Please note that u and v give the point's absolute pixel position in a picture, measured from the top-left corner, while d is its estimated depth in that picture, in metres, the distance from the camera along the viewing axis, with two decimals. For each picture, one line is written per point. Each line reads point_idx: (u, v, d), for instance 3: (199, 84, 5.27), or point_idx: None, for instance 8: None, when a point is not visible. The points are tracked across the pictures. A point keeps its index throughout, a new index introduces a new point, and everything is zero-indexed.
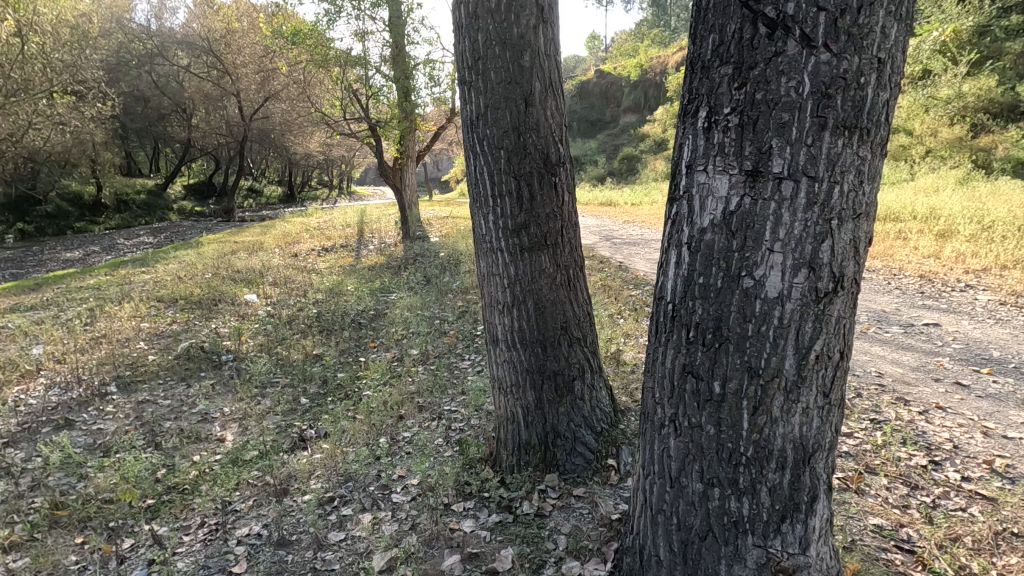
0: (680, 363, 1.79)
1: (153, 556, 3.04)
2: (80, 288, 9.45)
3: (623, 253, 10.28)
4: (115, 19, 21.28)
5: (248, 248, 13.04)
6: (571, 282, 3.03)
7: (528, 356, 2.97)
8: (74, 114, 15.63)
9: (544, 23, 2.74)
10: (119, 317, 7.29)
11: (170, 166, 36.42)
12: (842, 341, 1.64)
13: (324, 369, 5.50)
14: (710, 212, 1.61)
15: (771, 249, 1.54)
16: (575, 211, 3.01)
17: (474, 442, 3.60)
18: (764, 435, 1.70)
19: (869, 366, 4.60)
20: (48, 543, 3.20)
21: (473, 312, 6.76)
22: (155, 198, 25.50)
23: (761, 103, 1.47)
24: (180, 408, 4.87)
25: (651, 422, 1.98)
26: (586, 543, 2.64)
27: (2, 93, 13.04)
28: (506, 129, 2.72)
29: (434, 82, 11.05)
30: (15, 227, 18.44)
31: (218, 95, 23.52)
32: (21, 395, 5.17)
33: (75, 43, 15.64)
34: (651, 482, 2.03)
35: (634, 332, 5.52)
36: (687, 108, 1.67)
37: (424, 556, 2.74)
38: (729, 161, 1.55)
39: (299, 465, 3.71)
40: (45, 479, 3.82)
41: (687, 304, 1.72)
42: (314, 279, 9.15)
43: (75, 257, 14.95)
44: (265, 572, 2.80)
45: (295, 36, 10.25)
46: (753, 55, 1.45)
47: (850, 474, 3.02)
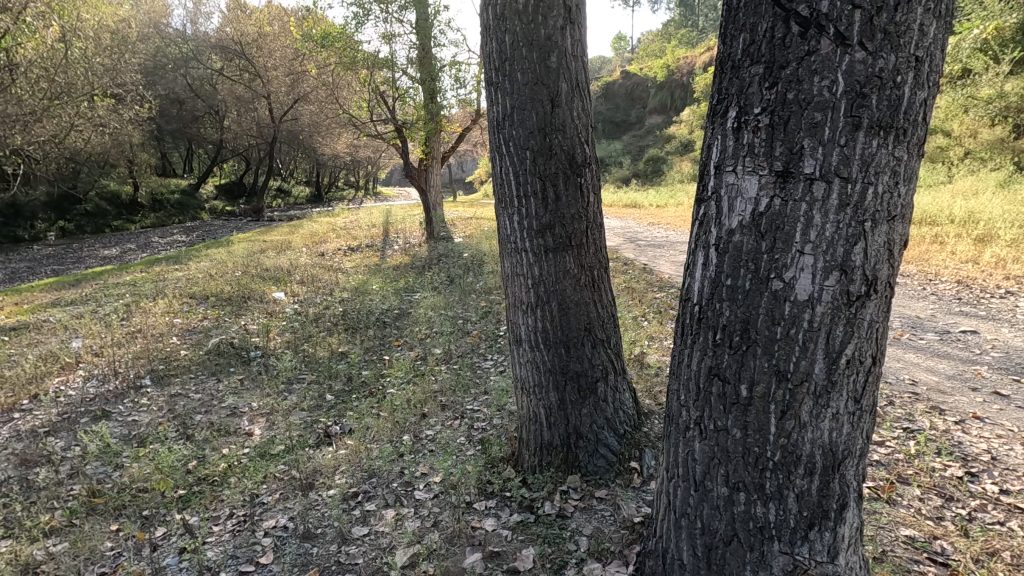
0: (706, 366, 1.77)
1: (184, 544, 3.13)
2: (118, 284, 9.77)
3: (646, 256, 10.20)
4: (152, 24, 22.23)
5: (276, 247, 13.34)
6: (596, 283, 3.02)
7: (551, 356, 2.97)
8: (113, 117, 16.08)
9: (572, 24, 2.74)
10: (154, 313, 7.52)
11: (202, 167, 37.34)
12: (875, 346, 1.61)
13: (349, 366, 5.59)
14: (739, 213, 1.59)
15: (801, 250, 1.51)
16: (600, 211, 3.00)
17: (497, 442, 3.61)
18: (791, 440, 1.67)
19: (902, 374, 4.48)
20: (85, 529, 3.32)
21: (497, 312, 6.79)
22: (188, 198, 26.22)
23: (793, 103, 1.45)
24: (210, 401, 5.00)
25: (676, 425, 1.96)
26: (608, 545, 2.63)
27: (47, 96, 13.54)
28: (532, 130, 2.73)
29: (460, 83, 11.11)
30: (56, 225, 19.14)
31: (249, 97, 24.12)
32: (61, 386, 5.37)
33: (114, 48, 16.33)
34: (674, 485, 2.01)
35: (658, 335, 5.48)
36: (715, 108, 1.66)
37: (446, 553, 2.76)
38: (758, 162, 1.53)
39: (325, 460, 3.79)
40: (83, 468, 3.97)
41: (714, 305, 1.70)
42: (339, 278, 9.29)
43: (112, 254, 15.46)
44: (291, 564, 2.86)
45: (324, 39, 10.43)
46: (785, 54, 1.44)
47: (881, 483, 2.94)
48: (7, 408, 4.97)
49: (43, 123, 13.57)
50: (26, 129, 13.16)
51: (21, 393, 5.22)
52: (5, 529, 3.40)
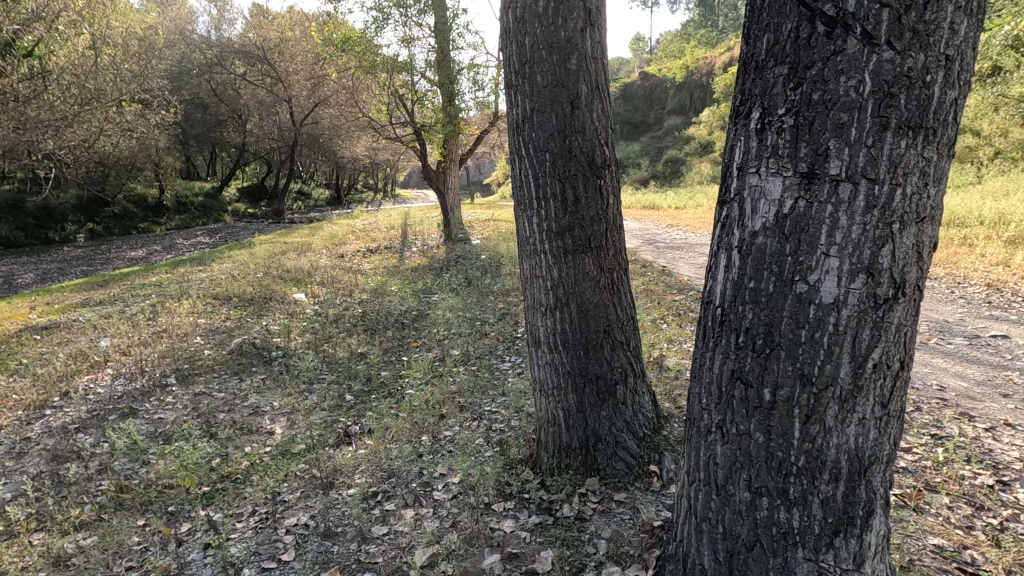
0: (728, 369, 1.76)
1: (208, 540, 3.20)
2: (144, 285, 10.00)
3: (665, 258, 10.12)
4: (178, 30, 23.01)
5: (297, 249, 13.54)
6: (615, 285, 3.01)
7: (570, 358, 2.97)
8: (141, 122, 16.43)
9: (592, 26, 2.74)
10: (178, 313, 7.68)
11: (225, 170, 38.03)
12: (904, 349, 1.57)
13: (369, 367, 5.65)
14: (762, 215, 1.58)
15: (827, 253, 1.49)
16: (620, 213, 2.98)
17: (516, 443, 3.62)
18: (816, 445, 1.65)
19: (930, 379, 4.37)
20: (113, 523, 3.40)
21: (515, 314, 6.80)
22: (212, 201, 26.74)
23: (818, 104, 1.43)
24: (233, 400, 5.09)
25: (697, 428, 1.95)
26: (627, 549, 2.62)
27: (77, 102, 13.81)
28: (551, 132, 2.73)
29: (478, 86, 11.15)
30: (85, 227, 19.64)
31: (271, 102, 24.54)
32: (90, 383, 5.51)
33: (141, 55, 16.72)
34: (696, 489, 2.00)
35: (677, 337, 5.44)
36: (738, 110, 1.65)
37: (464, 554, 2.77)
38: (783, 163, 1.52)
39: (345, 460, 3.83)
40: (111, 464, 4.08)
41: (737, 308, 1.69)
42: (358, 280, 9.40)
43: (138, 256, 15.82)
44: (312, 562, 2.89)
45: (344, 44, 10.56)
46: (810, 54, 1.42)
47: (908, 490, 2.88)
48: (39, 405, 5.12)
49: (74, 128, 13.79)
50: (58, 134, 13.40)
51: (53, 390, 5.37)
52: (37, 522, 3.50)
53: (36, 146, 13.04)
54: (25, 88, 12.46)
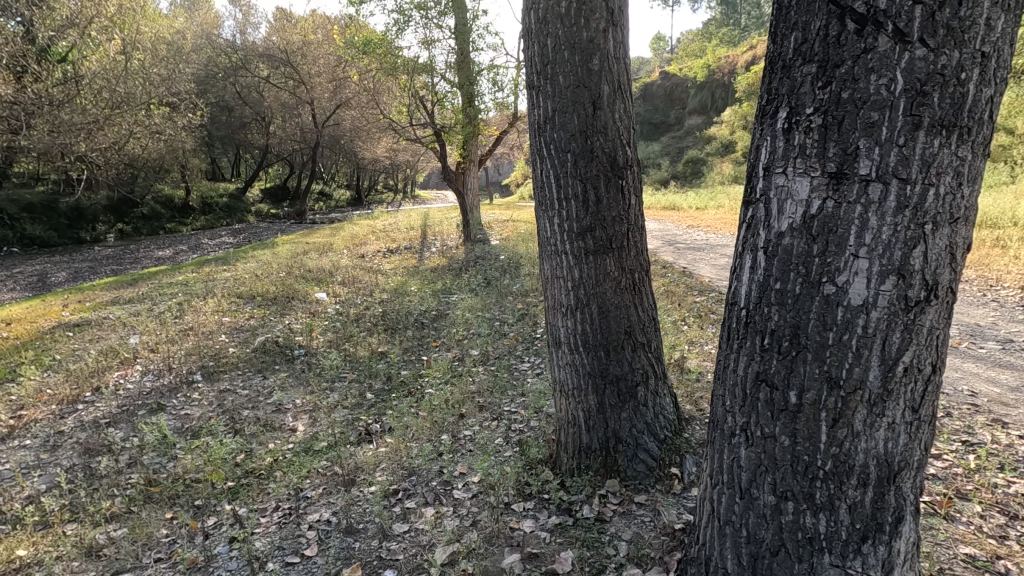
0: (753, 371, 1.74)
1: (234, 534, 3.26)
2: (171, 284, 10.24)
3: (686, 259, 10.02)
4: (205, 35, 23.52)
5: (319, 249, 13.73)
6: (637, 287, 2.99)
7: (590, 359, 2.96)
8: (168, 124, 16.76)
9: (614, 26, 2.73)
10: (204, 311, 7.84)
11: (249, 171, 38.71)
12: (935, 353, 1.54)
13: (389, 366, 5.71)
14: (789, 215, 1.56)
15: (856, 254, 1.47)
16: (642, 213, 2.97)
17: (536, 443, 3.61)
18: (844, 449, 1.62)
19: (961, 385, 4.25)
20: (143, 516, 3.49)
21: (534, 314, 6.81)
22: (236, 201, 27.27)
23: (847, 103, 1.41)
24: (257, 398, 5.19)
25: (720, 431, 1.93)
26: (648, 551, 2.61)
27: (108, 106, 14.16)
28: (573, 132, 2.73)
29: (498, 86, 11.17)
30: (115, 227, 20.13)
31: (293, 104, 24.92)
32: (120, 379, 5.67)
33: (169, 59, 17.06)
34: (719, 492, 1.98)
35: (698, 339, 5.38)
36: (765, 109, 1.63)
37: (484, 553, 2.78)
38: (810, 164, 1.50)
39: (366, 457, 3.87)
40: (141, 458, 4.19)
41: (762, 310, 1.68)
42: (379, 280, 9.49)
43: (165, 255, 16.20)
44: (335, 557, 2.94)
45: (366, 46, 10.67)
46: (840, 52, 1.41)
47: (938, 498, 2.81)
48: (72, 400, 5.28)
49: (105, 131, 14.15)
50: (90, 137, 13.79)
51: (86, 385, 5.53)
52: (70, 512, 3.61)
53: (69, 149, 13.41)
54: (59, 92, 12.92)
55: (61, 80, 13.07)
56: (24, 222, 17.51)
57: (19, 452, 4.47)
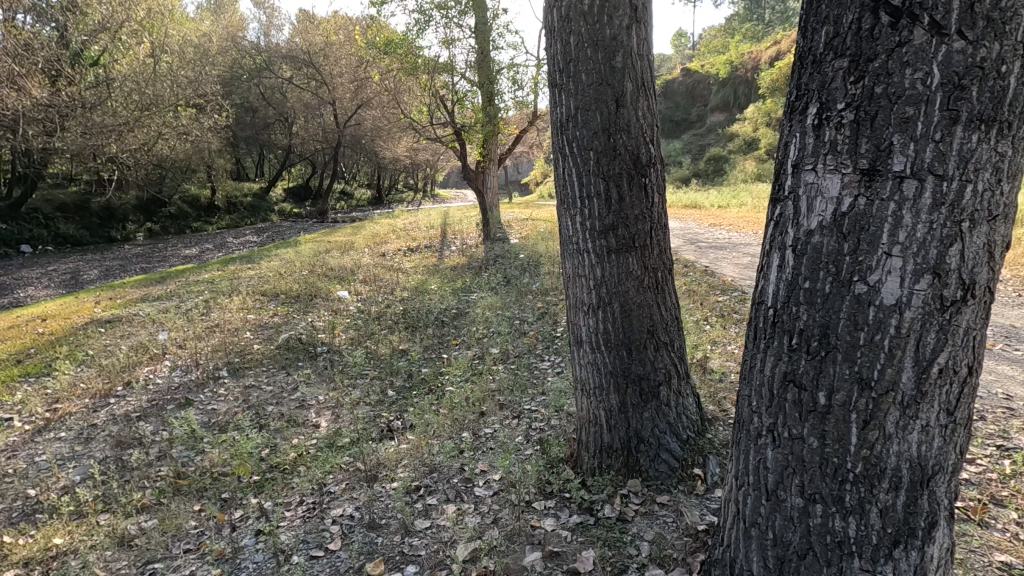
0: (780, 371, 1.72)
1: (260, 527, 3.32)
2: (198, 281, 10.46)
3: (708, 258, 9.89)
4: (230, 37, 23.96)
5: (340, 247, 13.89)
6: (659, 285, 2.97)
7: (612, 358, 2.94)
8: (195, 125, 17.02)
9: (638, 23, 2.71)
10: (230, 309, 8.00)
11: (272, 172, 39.34)
12: (972, 354, 1.49)
13: (409, 364, 5.75)
14: (819, 213, 1.54)
15: (888, 252, 1.44)
16: (665, 212, 2.94)
17: (557, 442, 3.60)
18: (875, 452, 1.58)
19: (995, 387, 4.13)
20: (172, 508, 3.58)
21: (554, 314, 6.79)
22: (260, 201, 27.72)
23: (881, 98, 1.38)
24: (281, 394, 5.27)
25: (746, 431, 1.91)
26: (670, 551, 2.59)
27: (137, 108, 14.54)
28: (596, 130, 2.72)
29: (518, 85, 11.15)
30: (144, 226, 20.60)
31: (316, 104, 25.24)
32: (150, 374, 5.82)
33: (195, 61, 17.34)
34: (744, 493, 1.95)
35: (721, 339, 5.31)
36: (794, 105, 1.61)
37: (506, 550, 2.79)
38: (841, 160, 1.47)
39: (388, 454, 3.91)
40: (170, 451, 4.30)
41: (791, 309, 1.65)
42: (399, 278, 9.55)
43: (192, 254, 16.56)
44: (358, 551, 2.98)
45: (387, 46, 10.75)
46: (873, 46, 1.38)
47: (972, 504, 2.73)
48: (104, 394, 5.44)
49: (134, 133, 14.53)
50: (120, 138, 14.20)
51: (117, 379, 5.70)
52: (103, 503, 3.72)
53: (101, 150, 13.84)
54: (91, 94, 13.35)
55: (93, 83, 13.52)
56: (58, 221, 18.07)
57: (55, 444, 4.62)
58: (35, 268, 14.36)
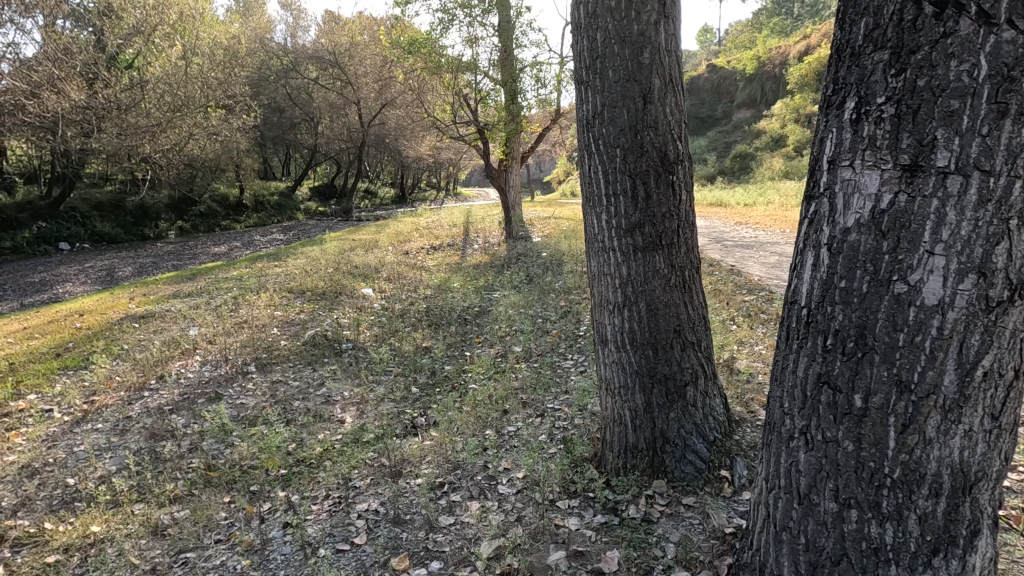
0: (814, 372, 1.69)
1: (288, 519, 3.38)
2: (226, 278, 10.69)
3: (734, 257, 9.73)
4: (258, 39, 24.47)
5: (364, 245, 14.05)
6: (687, 284, 2.93)
7: (638, 358, 2.92)
8: (225, 126, 17.33)
9: (666, 18, 2.68)
10: (258, 305, 8.15)
11: (298, 171, 39.98)
12: (1020, 357, 1.43)
13: (432, 361, 5.78)
14: (856, 211, 1.50)
15: (931, 251, 1.39)
16: (693, 210, 2.90)
17: (581, 441, 3.59)
18: (914, 457, 1.53)
19: None
20: (203, 499, 3.67)
21: (577, 312, 6.75)
22: (286, 199, 28.20)
23: (924, 91, 1.34)
24: (307, 389, 5.36)
25: (778, 433, 1.88)
26: (697, 554, 2.57)
27: (169, 109, 14.96)
28: (622, 128, 2.69)
29: (541, 83, 11.12)
30: (175, 225, 21.14)
31: (341, 104, 25.58)
32: (182, 368, 5.98)
33: (225, 63, 17.65)
34: (775, 497, 1.92)
35: (748, 339, 5.22)
36: (831, 100, 1.57)
37: (530, 549, 2.79)
38: (880, 156, 1.43)
39: (412, 450, 3.94)
40: (201, 444, 4.41)
41: (825, 309, 1.62)
42: (422, 276, 9.61)
43: (220, 251, 16.94)
44: (383, 546, 3.01)
45: (411, 46, 10.82)
46: (916, 37, 1.33)
47: (1015, 513, 2.63)
48: (138, 387, 5.60)
49: (167, 133, 14.93)
50: (153, 139, 14.60)
51: (151, 372, 5.86)
52: (138, 493, 3.83)
53: (135, 151, 14.26)
54: (126, 97, 13.81)
55: (128, 85, 14.00)
56: (94, 220, 18.64)
57: (92, 435, 4.78)
58: (72, 265, 14.85)
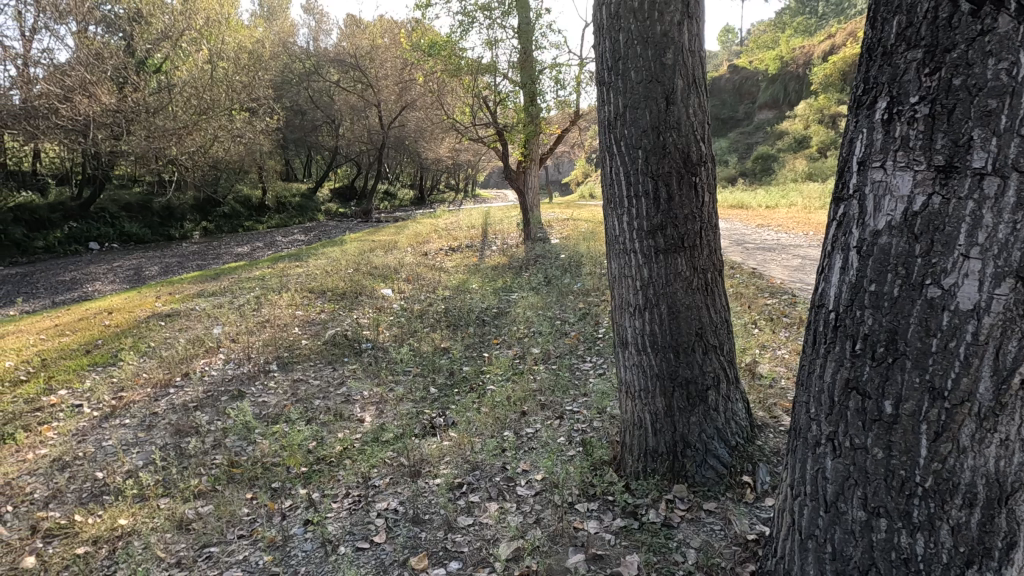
0: (842, 378, 1.67)
1: (309, 517, 3.42)
2: (249, 278, 10.86)
3: (756, 260, 9.59)
4: (282, 43, 24.89)
5: (384, 246, 14.18)
6: (709, 287, 2.90)
7: (659, 361, 2.89)
8: (249, 128, 17.57)
9: (690, 19, 2.65)
10: (279, 305, 8.28)
11: (320, 173, 40.51)
12: None
13: (451, 362, 5.80)
14: (887, 213, 1.47)
15: (966, 254, 1.35)
16: (716, 211, 2.87)
17: (600, 444, 3.57)
18: (948, 466, 1.48)
19: None
20: (226, 495, 3.74)
21: (596, 314, 6.73)
22: (308, 200, 28.59)
23: (960, 90, 1.30)
24: (328, 388, 5.42)
25: (804, 439, 1.86)
26: (718, 560, 2.53)
27: (195, 112, 15.30)
28: (645, 129, 2.67)
29: (560, 84, 11.09)
30: (200, 225, 21.56)
31: (362, 106, 25.87)
32: (206, 366, 6.09)
33: (250, 66, 17.92)
34: (801, 504, 1.89)
35: (771, 343, 5.15)
36: (861, 100, 1.54)
37: (549, 551, 2.77)
38: (913, 157, 1.40)
39: (431, 450, 3.96)
40: (224, 441, 4.49)
41: (854, 313, 1.59)
42: (441, 277, 9.66)
43: (243, 252, 17.24)
44: (402, 546, 3.02)
45: (431, 48, 10.91)
46: (951, 35, 1.31)
47: None
48: (165, 384, 5.72)
49: (193, 136, 15.25)
50: (180, 141, 14.94)
51: (176, 370, 5.98)
52: (164, 488, 3.91)
53: (162, 153, 14.61)
54: (154, 100, 14.22)
55: (156, 90, 14.44)
56: (123, 220, 19.12)
57: (120, 430, 4.90)
58: (102, 264, 15.26)
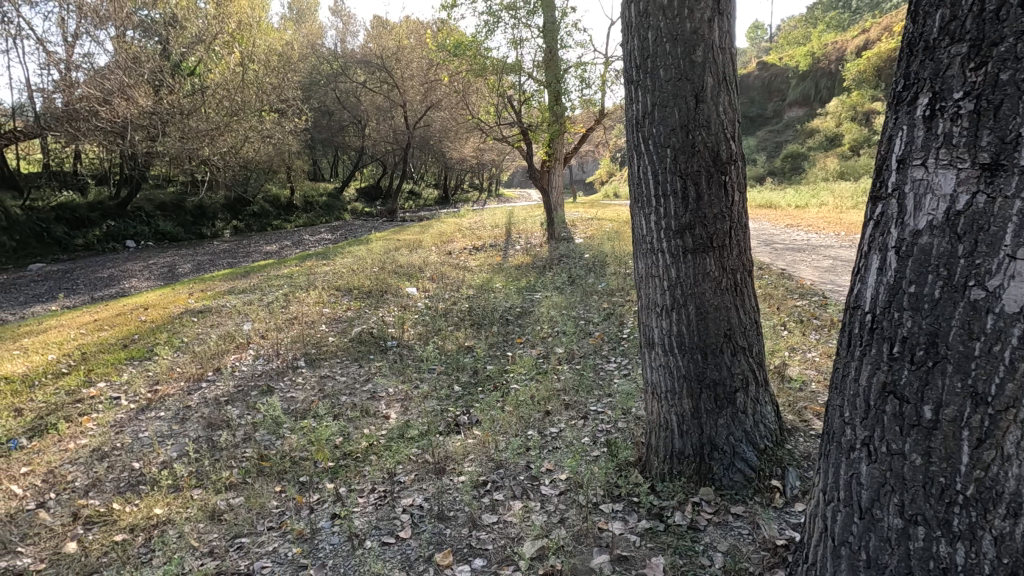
0: (878, 382, 1.63)
1: (335, 511, 3.48)
2: (278, 276, 11.09)
3: (785, 260, 9.38)
4: (310, 46, 25.37)
5: (409, 245, 14.31)
6: (738, 287, 2.85)
7: (686, 362, 2.86)
8: (277, 129, 17.95)
9: (721, 15, 2.61)
10: (307, 302, 8.43)
11: (346, 173, 41.07)
12: None
13: (475, 361, 5.81)
14: (929, 212, 1.43)
15: (1013, 253, 1.30)
16: (746, 211, 2.82)
17: (624, 445, 3.55)
18: (991, 474, 1.43)
19: None
20: (256, 487, 3.83)
21: (620, 314, 6.68)
22: (334, 200, 29.01)
23: (1008, 85, 1.26)
24: (354, 385, 5.50)
25: (837, 443, 1.81)
26: (745, 565, 2.50)
27: (227, 113, 15.68)
28: (674, 127, 2.64)
29: (585, 83, 11.04)
30: (231, 224, 22.09)
31: (388, 107, 26.15)
32: (236, 362, 6.24)
33: (279, 68, 18.30)
34: (834, 510, 1.85)
35: (800, 345, 5.04)
36: (901, 96, 1.50)
37: (573, 551, 2.77)
38: (957, 154, 1.35)
39: (455, 448, 3.99)
40: (254, 435, 4.59)
41: (892, 315, 1.55)
42: (465, 276, 9.70)
43: (272, 250, 17.58)
44: (427, 542, 3.05)
45: (456, 49, 11.07)
46: (999, 28, 1.26)
47: None
48: (197, 378, 5.88)
49: (224, 137, 15.60)
50: (212, 142, 15.31)
51: (208, 365, 6.14)
52: (196, 479, 4.03)
53: (195, 153, 15.00)
54: (188, 102, 14.62)
55: (190, 92, 14.81)
56: (158, 219, 19.69)
57: (155, 422, 5.05)
58: (137, 261, 15.74)
